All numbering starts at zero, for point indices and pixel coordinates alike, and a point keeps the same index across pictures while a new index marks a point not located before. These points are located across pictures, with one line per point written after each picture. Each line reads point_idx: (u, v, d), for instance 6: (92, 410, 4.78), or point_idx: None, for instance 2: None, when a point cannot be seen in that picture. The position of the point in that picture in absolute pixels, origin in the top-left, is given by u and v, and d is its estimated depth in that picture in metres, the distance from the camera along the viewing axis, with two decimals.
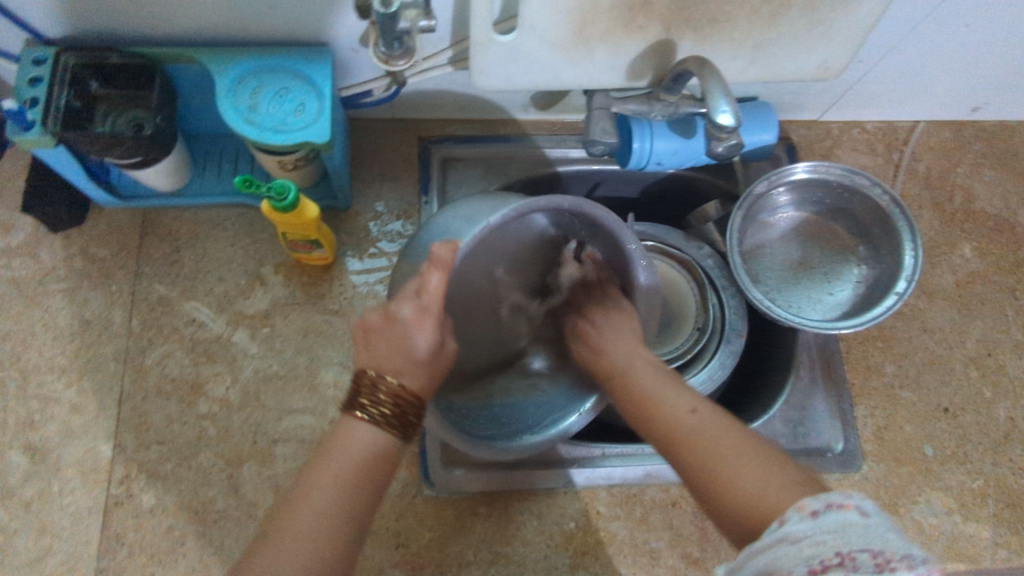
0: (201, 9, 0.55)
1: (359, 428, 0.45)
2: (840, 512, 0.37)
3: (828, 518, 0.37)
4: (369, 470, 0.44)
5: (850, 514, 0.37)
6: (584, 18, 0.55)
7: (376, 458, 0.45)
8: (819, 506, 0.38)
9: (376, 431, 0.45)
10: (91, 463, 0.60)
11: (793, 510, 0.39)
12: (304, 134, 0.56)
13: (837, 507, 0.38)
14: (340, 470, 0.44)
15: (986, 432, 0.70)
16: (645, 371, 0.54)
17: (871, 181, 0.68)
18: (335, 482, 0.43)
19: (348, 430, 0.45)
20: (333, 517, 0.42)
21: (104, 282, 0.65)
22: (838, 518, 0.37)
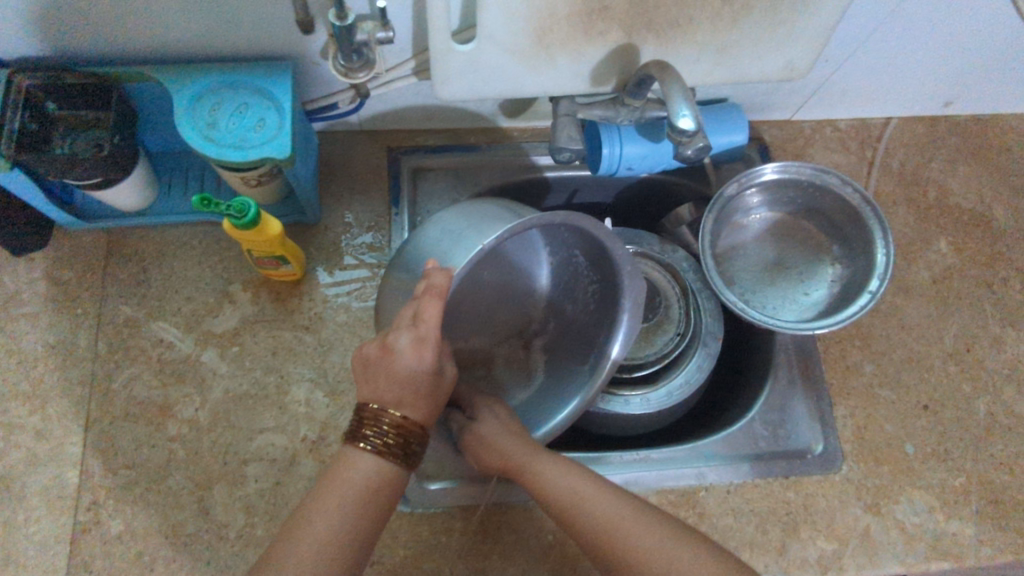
0: (156, 24, 0.54)
1: (364, 458, 0.45)
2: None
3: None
4: (371, 500, 0.44)
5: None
6: (543, 25, 0.54)
7: (377, 488, 0.44)
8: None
9: (378, 462, 0.45)
10: (58, 490, 0.59)
11: None
12: (265, 150, 0.55)
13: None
14: (342, 499, 0.43)
15: (967, 428, 0.70)
16: (554, 469, 0.54)
17: (841, 180, 0.68)
18: (337, 511, 0.42)
19: (350, 459, 0.45)
20: (335, 547, 0.41)
21: (69, 305, 0.64)
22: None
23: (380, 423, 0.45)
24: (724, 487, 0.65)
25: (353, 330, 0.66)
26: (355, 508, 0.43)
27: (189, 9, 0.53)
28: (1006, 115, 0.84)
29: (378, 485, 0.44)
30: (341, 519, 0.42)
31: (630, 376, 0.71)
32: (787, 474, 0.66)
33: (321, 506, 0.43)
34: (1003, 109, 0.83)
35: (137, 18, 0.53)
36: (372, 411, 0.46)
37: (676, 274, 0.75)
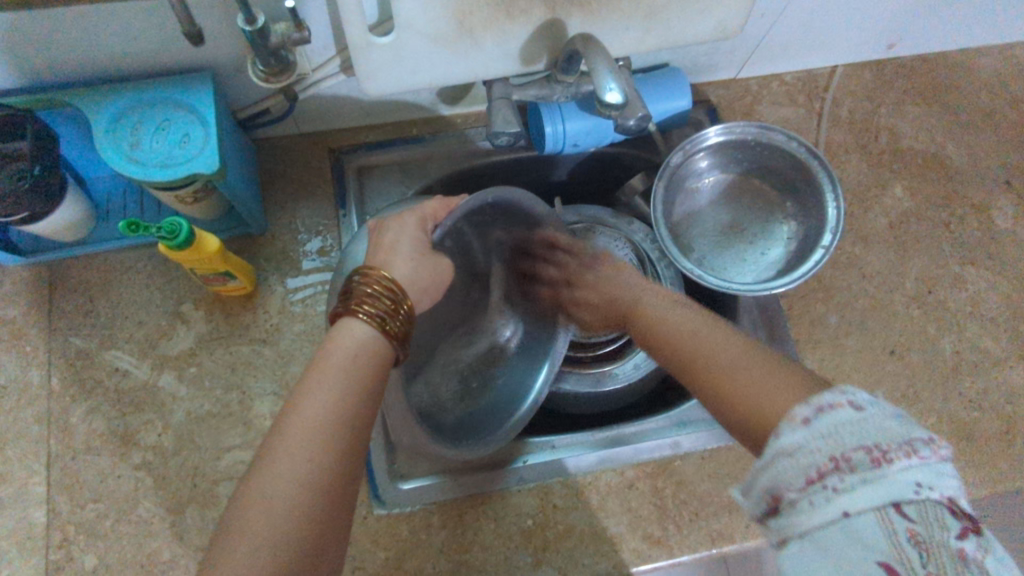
0: (63, 50, 0.53)
1: (361, 326, 0.46)
2: (833, 413, 0.35)
3: (821, 422, 0.35)
4: (338, 431, 0.42)
5: (845, 413, 0.34)
6: (461, 8, 0.53)
7: (362, 357, 0.45)
8: (811, 412, 0.35)
9: (371, 329, 0.46)
10: (26, 531, 0.58)
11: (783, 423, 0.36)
12: (192, 166, 0.54)
13: (829, 409, 0.35)
14: (309, 439, 0.40)
15: (934, 368, 0.70)
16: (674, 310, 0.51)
17: (786, 135, 0.67)
18: (306, 450, 0.40)
19: (346, 331, 0.46)
20: (334, 421, 0.42)
21: (17, 344, 0.63)
22: (830, 420, 0.34)
23: (376, 295, 0.48)
24: (699, 454, 0.65)
25: (310, 338, 0.65)
26: (322, 445, 0.40)
27: (97, 29, 0.51)
28: (951, 51, 0.84)
29: (363, 357, 0.45)
30: (309, 461, 0.40)
31: (595, 353, 0.71)
32: None
33: (288, 453, 0.40)
34: (948, 45, 0.83)
35: (43, 41, 0.51)
36: (366, 282, 0.48)
37: (636, 246, 0.74)
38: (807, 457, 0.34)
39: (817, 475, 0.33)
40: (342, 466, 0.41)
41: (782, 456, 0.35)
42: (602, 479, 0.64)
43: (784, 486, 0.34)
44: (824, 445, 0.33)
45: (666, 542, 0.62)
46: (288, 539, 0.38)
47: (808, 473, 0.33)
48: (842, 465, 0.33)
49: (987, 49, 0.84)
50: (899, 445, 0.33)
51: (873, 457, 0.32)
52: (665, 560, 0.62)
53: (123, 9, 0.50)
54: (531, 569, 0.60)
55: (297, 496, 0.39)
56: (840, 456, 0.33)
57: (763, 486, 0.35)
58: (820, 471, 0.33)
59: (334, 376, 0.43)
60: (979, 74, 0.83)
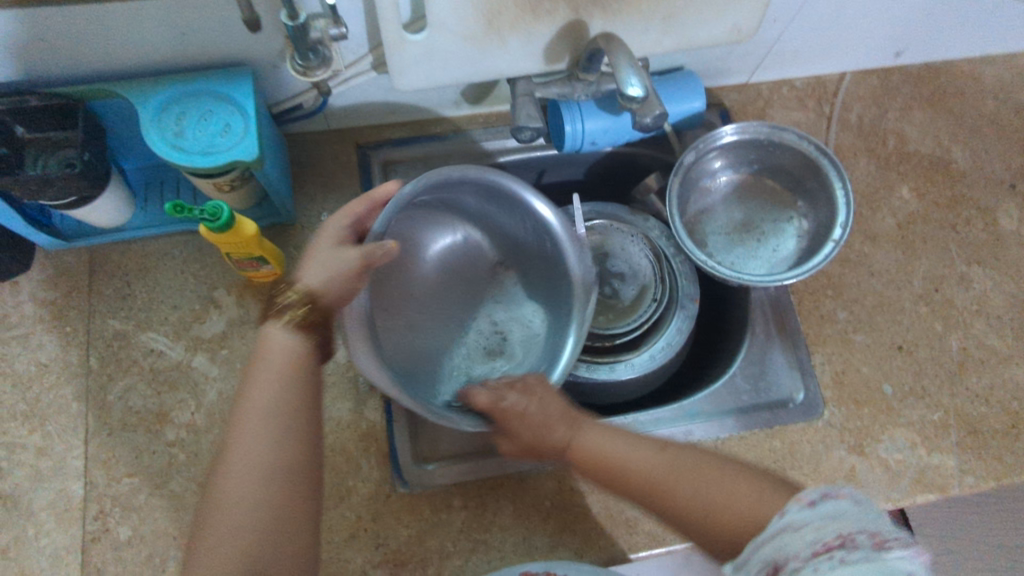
0: (116, 42, 0.56)
1: (278, 335, 0.48)
2: (835, 501, 0.42)
3: (825, 506, 0.42)
4: (280, 421, 0.45)
5: (843, 503, 0.42)
6: (491, 8, 0.56)
7: (290, 356, 0.47)
8: (816, 497, 0.43)
9: (291, 335, 0.48)
10: (64, 503, 0.60)
11: (792, 502, 0.43)
12: (232, 154, 0.57)
13: (832, 498, 0.42)
14: (255, 434, 0.43)
15: (941, 363, 0.72)
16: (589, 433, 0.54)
17: (797, 135, 0.70)
18: (255, 443, 0.43)
19: (267, 341, 0.48)
20: (275, 413, 0.45)
21: (58, 324, 0.65)
22: (834, 505, 0.42)
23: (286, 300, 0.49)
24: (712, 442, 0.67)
25: None
26: (270, 435, 0.44)
27: (148, 23, 0.54)
28: (956, 60, 0.86)
29: (287, 362, 0.47)
30: (259, 453, 0.43)
31: (612, 345, 0.73)
32: (772, 424, 0.68)
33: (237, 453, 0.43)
34: (954, 54, 0.85)
35: (96, 34, 0.54)
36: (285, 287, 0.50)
37: (651, 243, 0.76)
38: (815, 533, 0.41)
39: (823, 549, 0.40)
40: (292, 452, 0.44)
41: (788, 528, 0.42)
42: None
43: (788, 555, 0.41)
44: (827, 524, 0.41)
45: None
46: (250, 527, 0.41)
47: (813, 546, 0.40)
48: (847, 543, 0.39)
49: (992, 58, 0.87)
50: (895, 537, 0.40)
51: (874, 542, 0.39)
52: (679, 544, 0.63)
53: (172, 5, 0.53)
54: (548, 549, 0.62)
55: (255, 490, 0.42)
56: (847, 536, 0.40)
57: (767, 557, 0.42)
58: (827, 543, 0.40)
59: (271, 372, 0.46)
60: (984, 83, 0.86)
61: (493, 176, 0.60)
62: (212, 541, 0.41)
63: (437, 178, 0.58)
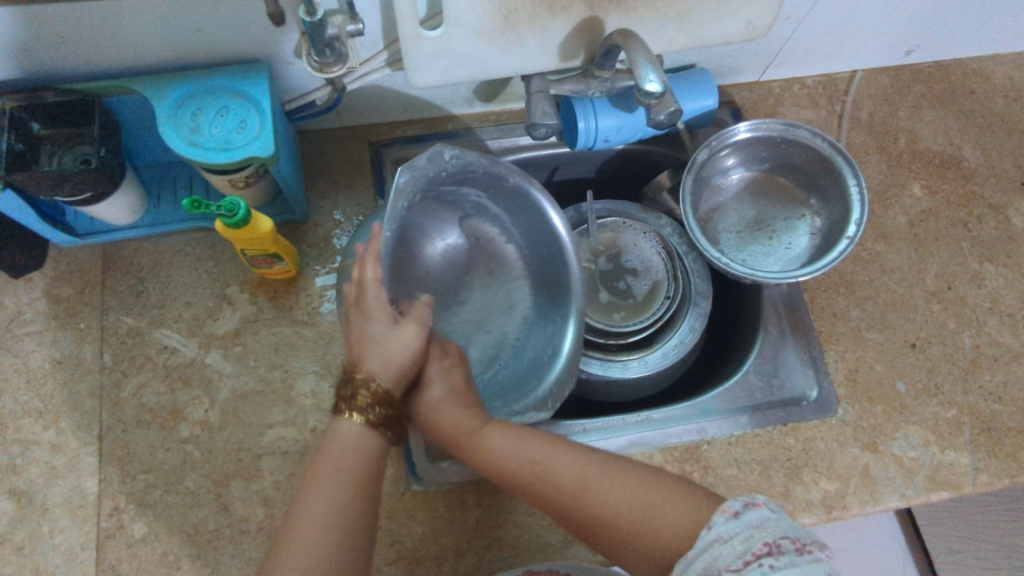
0: (133, 38, 0.56)
1: (348, 428, 0.49)
2: (755, 510, 0.45)
3: (748, 516, 0.45)
4: (345, 488, 0.47)
5: (761, 510, 0.45)
6: (508, 4, 0.56)
7: (361, 444, 0.49)
8: (739, 507, 0.46)
9: (363, 430, 0.49)
10: (78, 500, 0.60)
11: (718, 514, 0.46)
12: (249, 150, 0.57)
13: (752, 506, 0.46)
14: (323, 500, 0.46)
15: (954, 361, 0.72)
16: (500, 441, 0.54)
17: (810, 132, 0.70)
18: (327, 505, 0.46)
19: (336, 432, 0.49)
20: (338, 482, 0.47)
21: (72, 321, 0.65)
22: (755, 513, 0.45)
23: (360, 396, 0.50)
24: (726, 439, 0.67)
25: None
26: (339, 500, 0.46)
27: (164, 19, 0.54)
28: (966, 59, 0.87)
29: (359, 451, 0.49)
30: (329, 519, 0.45)
31: (624, 341, 0.73)
32: (785, 421, 0.68)
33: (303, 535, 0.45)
34: (964, 53, 0.86)
35: (112, 29, 0.54)
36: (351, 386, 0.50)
37: (664, 240, 0.76)
38: (743, 543, 0.43)
39: (753, 557, 0.42)
40: (352, 550, 0.46)
41: (718, 540, 0.45)
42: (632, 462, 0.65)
43: (722, 564, 0.43)
44: (754, 535, 0.44)
45: None
46: None
47: (743, 556, 0.43)
48: (774, 550, 0.42)
49: (1002, 57, 0.87)
50: (810, 542, 0.43)
51: (797, 548, 0.42)
52: None
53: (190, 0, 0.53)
54: (563, 546, 0.62)
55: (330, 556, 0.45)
56: (773, 543, 0.43)
57: (699, 570, 0.44)
58: (755, 552, 0.42)
59: (339, 449, 0.48)
60: (994, 81, 0.86)
61: (510, 176, 0.61)
62: None
63: (459, 158, 0.58)
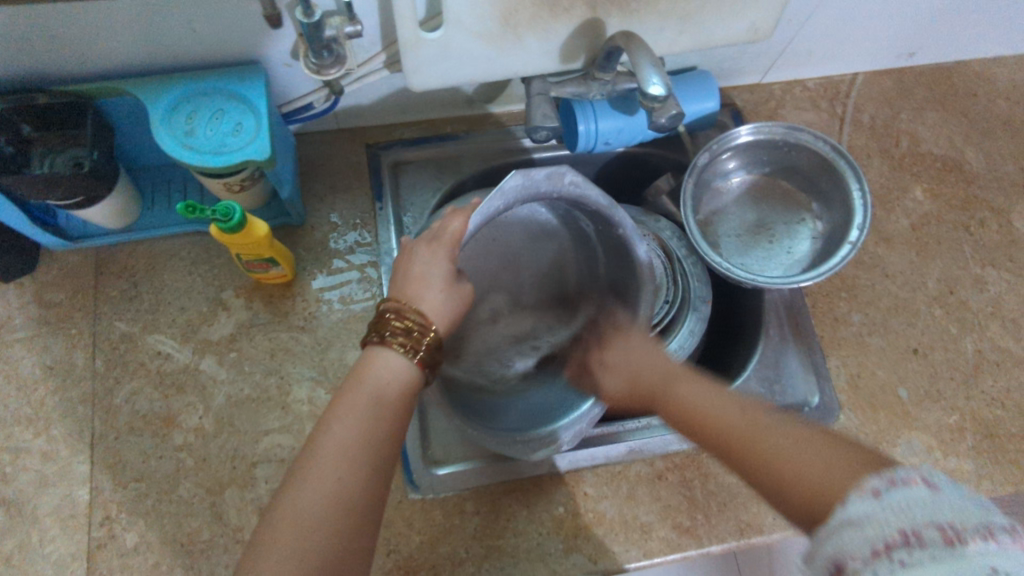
0: (126, 40, 0.55)
1: (392, 360, 0.46)
2: (907, 489, 0.31)
3: (894, 495, 0.31)
4: (361, 451, 0.41)
5: (919, 490, 0.31)
6: (508, 6, 0.55)
7: (387, 391, 0.45)
8: (882, 484, 0.32)
9: (406, 363, 0.46)
10: (69, 509, 0.59)
11: (855, 492, 0.33)
12: (244, 153, 0.56)
13: (902, 484, 0.32)
14: (332, 458, 0.40)
15: (956, 366, 0.72)
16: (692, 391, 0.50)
17: (813, 136, 0.69)
18: (337, 466, 0.40)
19: (376, 363, 0.45)
20: (355, 443, 0.41)
21: (63, 326, 0.64)
22: (904, 494, 0.31)
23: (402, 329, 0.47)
24: None
25: (348, 326, 0.67)
26: (349, 462, 0.40)
27: (157, 19, 0.53)
28: (968, 61, 0.86)
29: (391, 389, 0.45)
30: (338, 479, 0.40)
31: None
32: None
33: (318, 468, 0.40)
34: (966, 55, 0.85)
35: (105, 31, 0.53)
36: (393, 315, 0.47)
37: (663, 243, 0.75)
38: (874, 530, 0.31)
39: (884, 548, 0.30)
40: (370, 489, 0.40)
41: (848, 525, 0.32)
42: (632, 469, 0.65)
43: (847, 556, 0.31)
44: (892, 519, 0.30)
45: (695, 532, 0.63)
46: (316, 557, 0.37)
47: (874, 544, 0.30)
48: (911, 542, 0.30)
49: (1005, 59, 0.86)
50: (975, 530, 0.29)
51: (947, 540, 0.29)
52: (695, 550, 0.62)
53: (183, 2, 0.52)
54: (562, 555, 0.61)
55: (323, 511, 0.38)
56: (911, 532, 0.30)
57: (827, 556, 0.32)
58: (888, 543, 0.30)
59: (360, 401, 0.43)
60: (996, 84, 0.85)
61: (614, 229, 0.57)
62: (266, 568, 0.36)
63: (576, 187, 0.52)
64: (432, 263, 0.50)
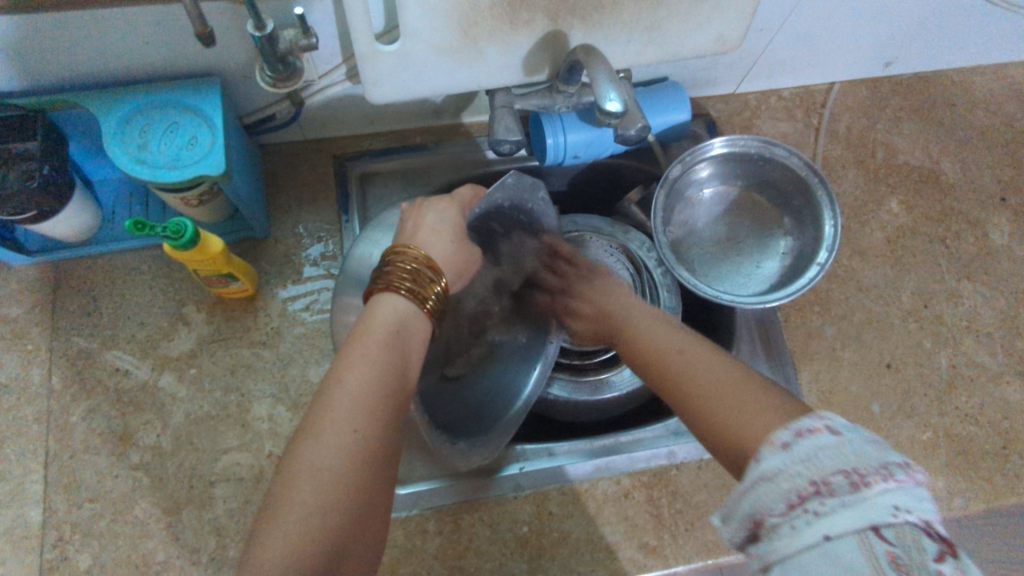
0: (75, 54, 0.54)
1: (397, 303, 0.48)
2: (812, 438, 0.35)
3: (802, 446, 0.35)
4: (378, 403, 0.42)
5: (822, 436, 0.35)
6: (467, 18, 0.54)
7: (394, 336, 0.46)
8: (790, 437, 0.36)
9: (410, 305, 0.49)
10: (21, 530, 0.58)
11: (764, 445, 0.37)
12: (198, 167, 0.54)
13: (807, 434, 0.35)
14: (350, 415, 0.41)
15: (930, 382, 0.71)
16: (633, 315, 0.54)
17: (786, 150, 0.69)
18: (352, 421, 0.41)
19: (383, 304, 0.48)
20: (370, 397, 0.42)
21: (19, 342, 0.63)
22: (810, 444, 0.34)
23: (409, 272, 0.50)
24: (694, 464, 0.65)
25: (310, 342, 0.66)
26: (365, 416, 0.41)
27: (106, 32, 0.52)
28: (946, 71, 0.85)
29: (406, 330, 0.48)
30: (357, 433, 0.40)
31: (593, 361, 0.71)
32: None
33: (333, 424, 0.40)
34: (943, 65, 0.84)
35: (53, 45, 0.52)
36: (399, 259, 0.51)
37: (630, 255, 0.74)
38: (787, 482, 0.34)
39: (798, 500, 0.33)
40: (384, 440, 0.41)
41: (763, 478, 0.35)
42: (598, 487, 0.64)
43: (765, 510, 0.34)
44: (802, 470, 0.34)
45: (661, 552, 0.62)
46: (339, 508, 0.38)
47: (788, 497, 0.33)
48: (822, 490, 0.33)
49: (982, 69, 0.86)
50: (874, 470, 0.32)
51: (852, 483, 0.32)
52: (661, 571, 0.61)
53: (127, 14, 0.51)
54: None
55: (340, 465, 0.39)
56: (821, 481, 0.33)
57: (746, 512, 0.35)
58: (801, 494, 0.33)
59: (372, 353, 0.44)
60: (974, 93, 0.85)
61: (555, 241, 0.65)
62: (289, 519, 0.36)
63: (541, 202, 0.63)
64: (443, 214, 0.57)
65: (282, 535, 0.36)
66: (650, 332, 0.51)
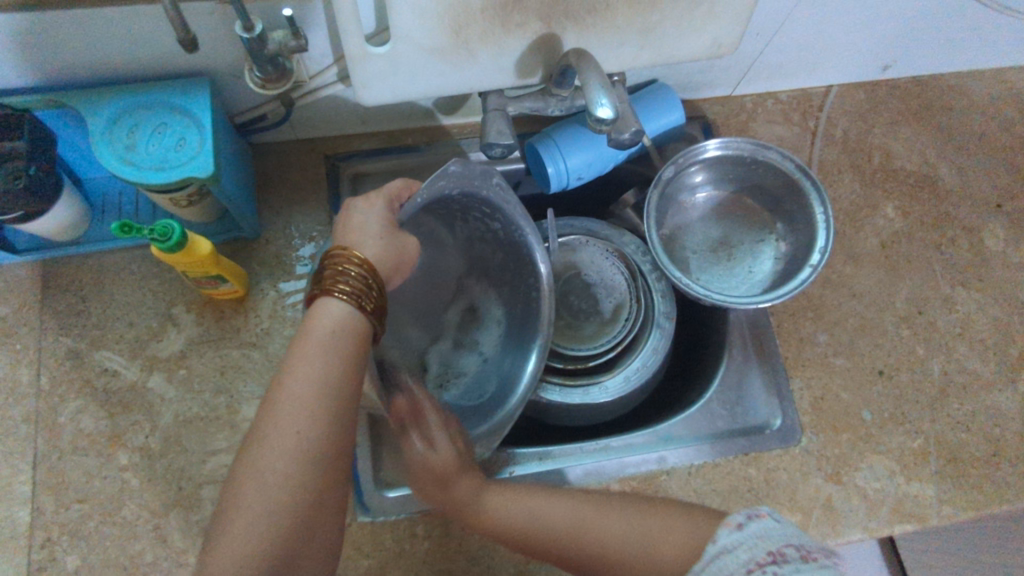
0: (59, 53, 0.53)
1: (332, 308, 0.45)
2: (759, 521, 0.48)
3: (752, 526, 0.48)
4: (323, 402, 0.42)
5: (766, 521, 0.48)
6: (458, 20, 0.53)
7: (342, 332, 0.44)
8: (742, 520, 0.48)
9: (348, 309, 0.45)
10: (9, 530, 0.58)
11: (722, 528, 0.49)
12: (187, 169, 0.54)
13: (755, 519, 0.48)
14: (294, 416, 0.40)
15: (922, 389, 0.70)
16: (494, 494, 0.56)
17: (781, 154, 0.68)
18: (295, 422, 0.40)
19: (316, 313, 0.45)
20: (315, 397, 0.41)
21: (8, 342, 0.63)
22: (759, 525, 0.47)
23: (347, 274, 0.46)
24: (686, 468, 0.65)
25: None
26: (310, 416, 0.41)
27: (89, 32, 0.52)
28: (945, 74, 0.85)
29: (344, 334, 0.45)
30: (300, 434, 0.40)
31: (585, 366, 0.71)
32: (747, 451, 0.66)
33: (277, 428, 0.40)
34: (940, 68, 0.84)
35: (34, 45, 0.52)
36: (336, 262, 0.47)
37: (625, 258, 0.74)
38: (747, 552, 0.45)
39: (757, 564, 0.44)
40: (333, 438, 0.41)
41: (723, 551, 0.47)
42: None
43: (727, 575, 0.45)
44: (758, 543, 0.46)
45: None
46: (287, 510, 0.39)
47: (748, 564, 0.44)
48: (777, 557, 0.44)
49: (981, 73, 0.85)
50: (815, 550, 0.45)
51: (801, 554, 0.44)
52: None
53: (111, 14, 0.50)
54: None
55: (286, 469, 0.39)
56: (776, 551, 0.44)
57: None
58: (760, 560, 0.44)
59: (317, 349, 0.43)
60: (972, 97, 0.84)
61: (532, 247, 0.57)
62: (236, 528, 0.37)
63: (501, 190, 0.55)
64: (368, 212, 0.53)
65: (230, 543, 0.37)
66: (534, 502, 0.56)
